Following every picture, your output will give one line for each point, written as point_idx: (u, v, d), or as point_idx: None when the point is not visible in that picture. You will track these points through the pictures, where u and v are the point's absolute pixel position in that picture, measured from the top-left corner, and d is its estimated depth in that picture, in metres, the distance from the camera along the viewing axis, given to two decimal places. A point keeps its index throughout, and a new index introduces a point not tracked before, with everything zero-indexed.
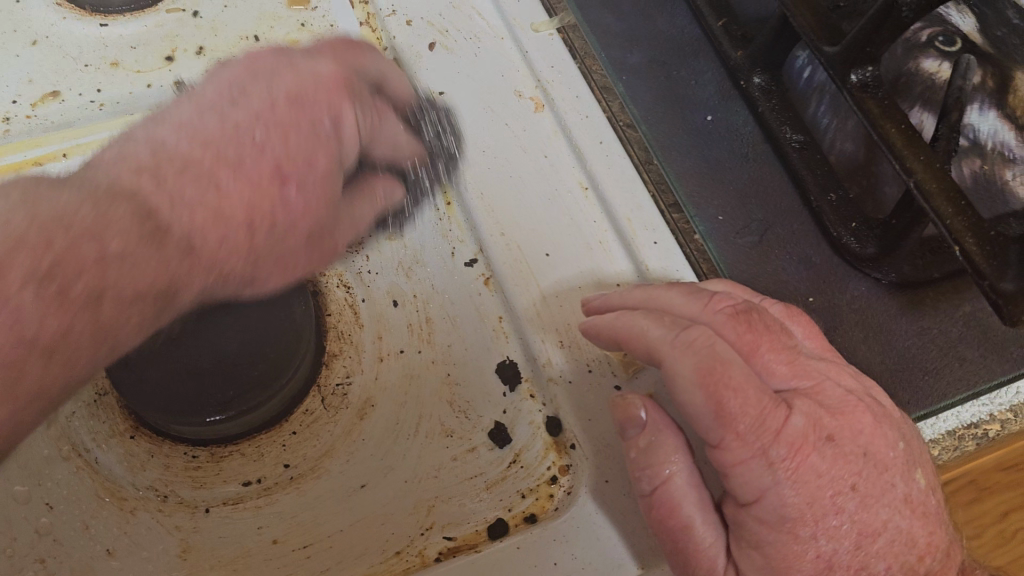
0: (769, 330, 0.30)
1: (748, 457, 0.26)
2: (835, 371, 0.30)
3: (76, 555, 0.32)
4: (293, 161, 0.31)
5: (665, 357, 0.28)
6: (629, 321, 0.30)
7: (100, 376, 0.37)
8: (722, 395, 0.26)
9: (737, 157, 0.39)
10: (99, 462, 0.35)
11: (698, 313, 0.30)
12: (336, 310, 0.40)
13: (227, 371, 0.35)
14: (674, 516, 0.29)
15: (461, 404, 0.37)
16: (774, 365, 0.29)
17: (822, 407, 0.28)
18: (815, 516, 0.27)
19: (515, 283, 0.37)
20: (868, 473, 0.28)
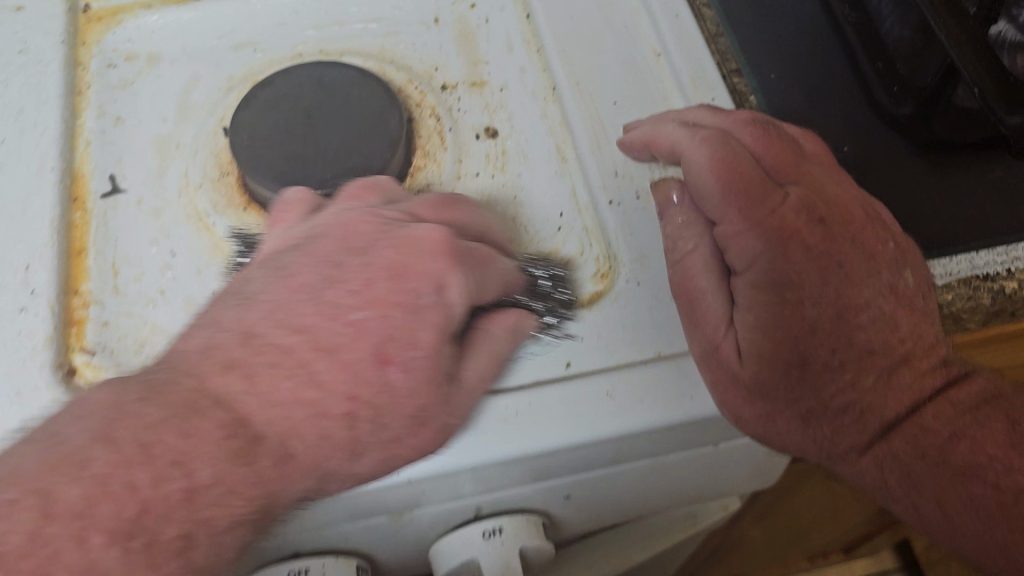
0: (779, 141, 0.38)
1: (745, 228, 0.36)
2: (841, 175, 0.38)
3: (188, 290, 0.39)
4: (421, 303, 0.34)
5: (685, 150, 0.36)
6: (659, 126, 0.39)
7: (226, 163, 0.43)
8: (732, 176, 0.36)
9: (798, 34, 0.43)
10: (217, 225, 0.41)
11: (720, 122, 0.38)
12: (426, 133, 0.44)
13: (332, 160, 0.41)
14: (692, 280, 0.36)
15: (522, 219, 0.41)
16: (777, 166, 0.37)
17: (819, 199, 0.37)
18: (800, 279, 0.35)
19: (584, 123, 0.43)
20: (853, 255, 0.36)
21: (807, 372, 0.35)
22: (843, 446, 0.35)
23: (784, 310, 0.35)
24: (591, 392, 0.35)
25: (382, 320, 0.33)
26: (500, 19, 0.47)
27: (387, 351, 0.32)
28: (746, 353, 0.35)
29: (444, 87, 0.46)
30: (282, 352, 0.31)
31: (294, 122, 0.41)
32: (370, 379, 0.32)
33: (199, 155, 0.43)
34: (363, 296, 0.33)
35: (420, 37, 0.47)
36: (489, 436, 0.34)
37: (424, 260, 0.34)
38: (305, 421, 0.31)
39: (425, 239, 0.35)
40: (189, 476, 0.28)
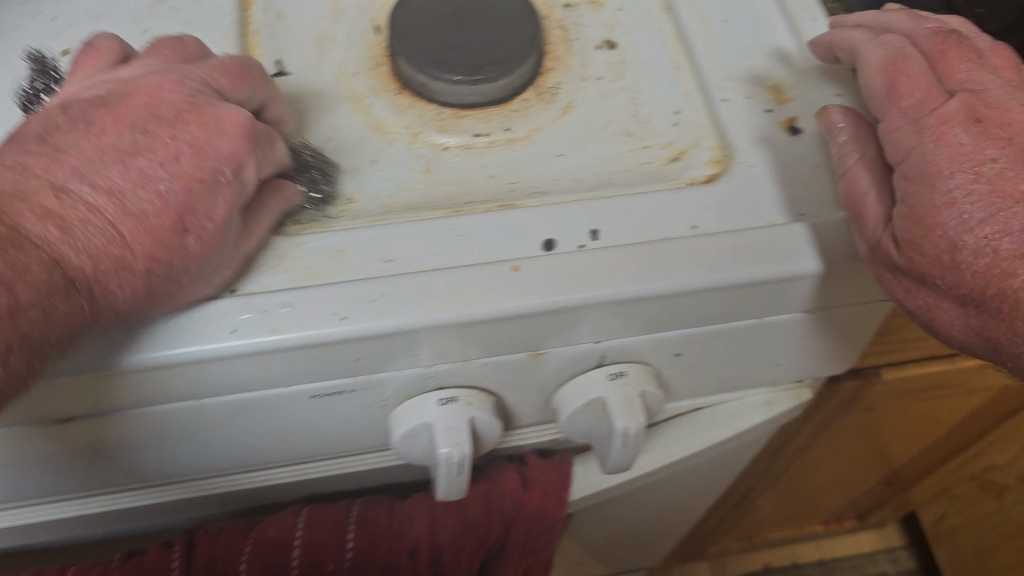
0: (960, 48, 0.42)
1: (903, 124, 0.40)
2: (1001, 86, 0.40)
3: (349, 158, 0.45)
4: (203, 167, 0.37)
5: (863, 51, 0.43)
6: (841, 34, 0.44)
7: (379, 55, 0.48)
8: (896, 76, 0.41)
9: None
10: (373, 106, 0.47)
11: (912, 28, 0.43)
12: (554, 41, 0.49)
13: (478, 47, 0.45)
14: (856, 180, 0.41)
15: (641, 117, 0.47)
16: (957, 70, 0.41)
17: (983, 102, 0.39)
18: (959, 170, 0.37)
19: (697, 34, 0.48)
20: (1011, 152, 0.37)
21: (962, 261, 0.37)
22: (1008, 335, 0.37)
23: (931, 198, 0.37)
24: (715, 244, 0.39)
25: (186, 192, 0.37)
26: None
27: (187, 216, 0.37)
28: (901, 240, 0.38)
29: (568, 5, 0.51)
30: (105, 214, 0.35)
31: (446, 13, 0.46)
32: (170, 242, 0.36)
33: (354, 48, 0.49)
34: (171, 169, 0.37)
35: None
36: (616, 278, 0.38)
37: (223, 141, 0.38)
38: (113, 266, 0.35)
39: (227, 119, 0.38)
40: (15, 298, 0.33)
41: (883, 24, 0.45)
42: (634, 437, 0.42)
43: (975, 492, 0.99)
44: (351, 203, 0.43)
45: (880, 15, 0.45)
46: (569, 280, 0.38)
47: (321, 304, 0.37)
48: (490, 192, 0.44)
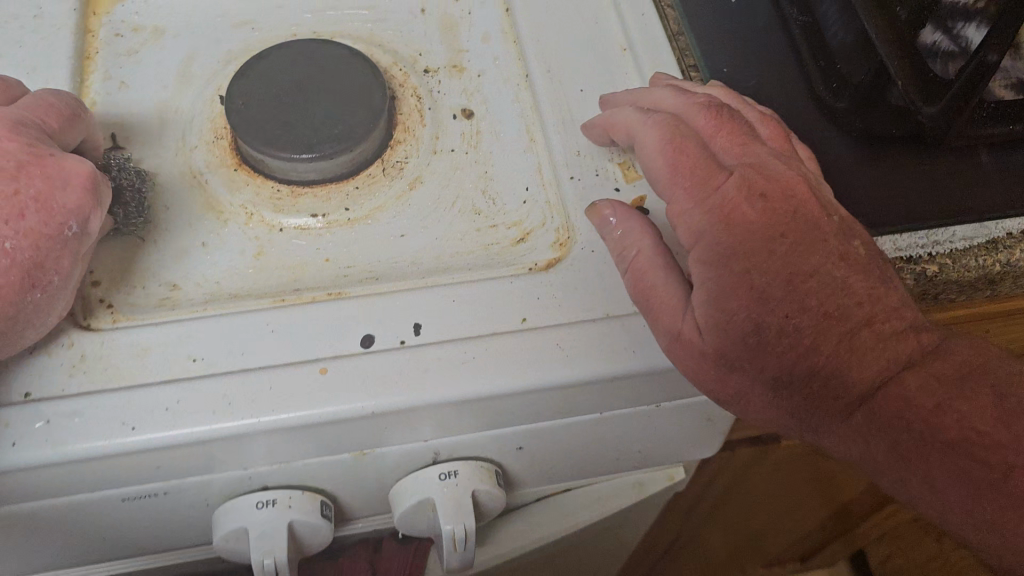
0: (727, 122, 0.42)
1: (689, 204, 0.39)
2: (776, 155, 0.41)
3: (179, 240, 0.43)
4: (49, 211, 0.35)
5: (636, 131, 0.41)
6: (612, 116, 0.42)
7: (220, 128, 0.46)
8: (676, 156, 0.40)
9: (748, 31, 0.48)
10: (209, 184, 0.45)
11: (678, 105, 0.42)
12: (406, 110, 0.47)
13: (314, 124, 0.44)
14: (647, 273, 0.39)
15: (491, 193, 0.45)
16: (727, 146, 0.41)
17: (761, 176, 0.40)
18: (746, 249, 0.38)
19: (550, 105, 0.46)
20: (799, 226, 0.39)
21: (772, 341, 0.38)
22: (826, 410, 0.38)
23: (735, 281, 0.38)
24: (541, 341, 0.38)
25: (34, 246, 0.35)
26: (481, 13, 0.51)
27: (36, 273, 0.35)
28: (705, 329, 0.38)
29: (426, 71, 0.49)
30: None
31: (284, 89, 0.45)
32: (14, 301, 0.34)
33: (196, 121, 0.47)
34: (18, 226, 0.34)
35: (407, 25, 0.51)
36: (439, 376, 0.37)
37: (69, 195, 0.36)
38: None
39: (72, 171, 0.37)
40: None
41: (650, 101, 0.43)
42: (463, 543, 0.39)
43: (918, 538, 0.96)
44: (175, 289, 0.41)
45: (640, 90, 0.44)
46: (391, 380, 0.36)
47: (113, 414, 0.35)
48: (321, 279, 0.42)
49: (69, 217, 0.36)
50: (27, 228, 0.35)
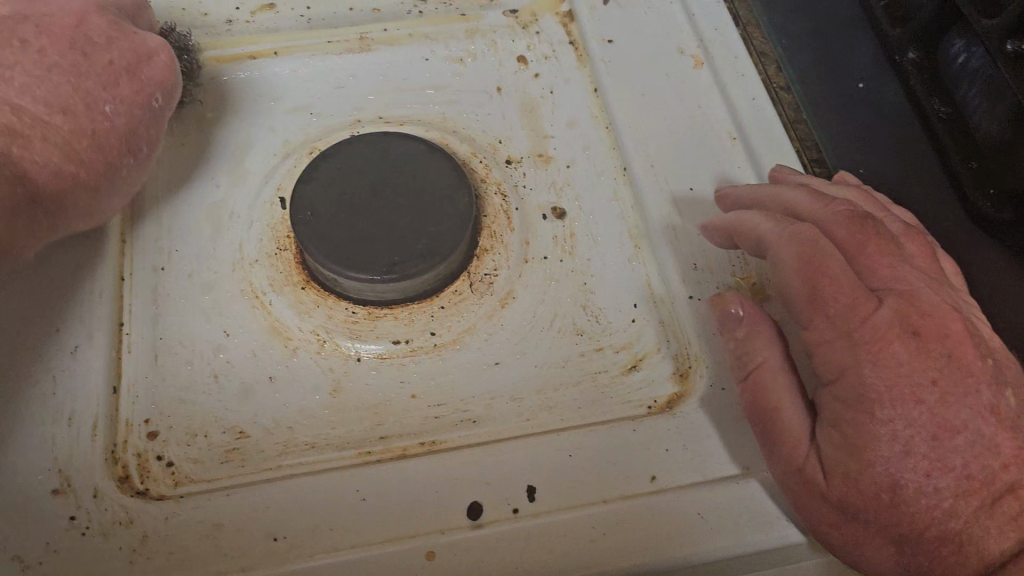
0: (881, 235, 0.31)
1: (832, 336, 0.30)
2: (930, 284, 0.31)
3: (243, 375, 0.37)
4: (128, 75, 0.39)
5: (770, 247, 0.33)
6: (739, 220, 0.34)
7: (284, 237, 0.41)
8: (817, 281, 0.31)
9: (868, 107, 0.41)
10: (274, 305, 0.39)
11: (820, 211, 0.33)
12: (492, 212, 0.42)
13: (395, 238, 0.38)
14: (765, 398, 0.32)
15: (593, 309, 0.40)
16: (877, 266, 0.31)
17: (915, 307, 0.30)
18: (892, 399, 0.29)
19: (656, 206, 0.41)
20: (949, 371, 0.29)
21: (899, 498, 0.28)
22: None
23: (861, 427, 0.29)
24: (678, 513, 0.32)
25: (128, 117, 0.39)
26: (565, 92, 0.46)
27: (128, 140, 0.39)
28: (828, 469, 0.30)
29: (509, 161, 0.44)
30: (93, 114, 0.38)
31: (358, 198, 0.39)
32: (105, 154, 0.38)
33: (254, 228, 0.41)
34: (114, 92, 0.39)
35: (483, 106, 0.46)
36: (564, 559, 0.31)
37: (155, 69, 0.40)
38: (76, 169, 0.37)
39: (154, 47, 0.41)
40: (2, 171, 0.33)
41: (781, 203, 0.34)
42: None
43: None
44: (242, 437, 0.36)
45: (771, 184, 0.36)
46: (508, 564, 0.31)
47: None
48: (409, 422, 0.36)
49: (153, 89, 0.40)
50: (101, 100, 0.38)
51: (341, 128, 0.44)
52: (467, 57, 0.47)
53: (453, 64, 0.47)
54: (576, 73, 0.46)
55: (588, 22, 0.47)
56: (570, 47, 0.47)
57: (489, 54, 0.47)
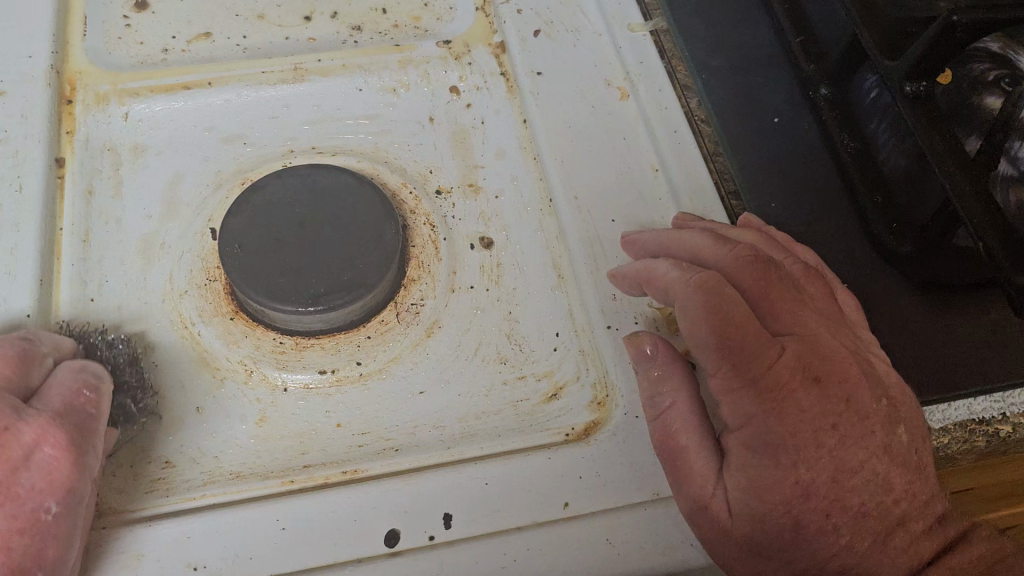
0: (780, 281, 0.34)
1: (740, 385, 0.32)
2: (831, 324, 0.34)
3: (172, 406, 0.38)
4: (10, 489, 0.30)
5: (677, 295, 0.33)
6: (648, 270, 0.35)
7: (214, 267, 0.42)
8: (724, 330, 0.32)
9: (782, 140, 0.43)
10: (203, 334, 0.40)
11: (722, 258, 0.34)
12: (421, 242, 0.43)
13: (321, 272, 0.39)
14: (677, 438, 0.33)
15: (517, 338, 0.41)
16: (779, 313, 0.33)
17: (816, 354, 0.32)
18: (797, 446, 0.31)
19: (580, 238, 0.42)
20: (850, 416, 0.32)
21: (802, 536, 0.31)
22: None
23: (771, 473, 0.31)
24: (587, 539, 0.34)
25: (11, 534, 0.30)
26: (496, 124, 0.47)
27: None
28: (736, 512, 0.32)
29: (439, 192, 0.45)
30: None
31: (283, 232, 0.40)
32: None
33: (184, 258, 0.42)
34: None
35: (415, 136, 0.47)
36: None
37: (37, 474, 0.31)
38: None
39: (43, 438, 0.31)
40: None
41: (685, 249, 0.35)
42: None
43: None
44: (170, 467, 0.36)
45: (677, 227, 0.36)
46: None
47: None
48: (333, 451, 0.37)
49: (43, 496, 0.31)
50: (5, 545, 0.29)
51: (274, 159, 0.45)
52: (400, 88, 0.48)
53: (386, 95, 0.48)
54: (505, 104, 0.48)
55: (518, 54, 0.48)
56: (502, 79, 0.48)
57: (422, 85, 0.48)
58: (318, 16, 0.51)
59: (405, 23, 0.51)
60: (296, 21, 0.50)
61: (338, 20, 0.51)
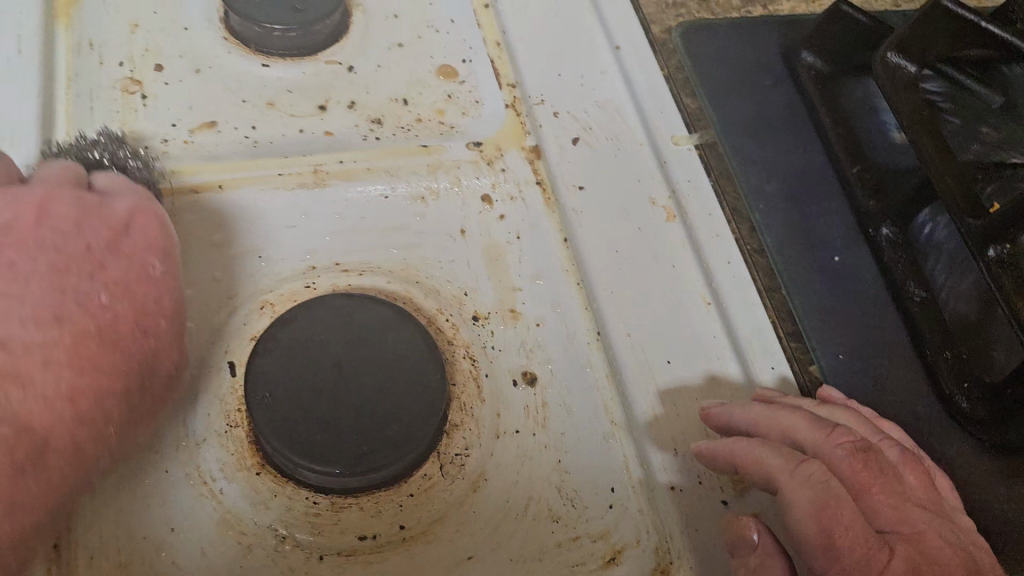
0: (883, 473, 0.32)
1: None
2: (931, 520, 0.31)
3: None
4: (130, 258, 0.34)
5: (781, 484, 0.31)
6: (750, 450, 0.33)
7: (234, 410, 0.37)
8: (832, 529, 0.29)
9: (841, 281, 0.41)
10: (225, 494, 0.35)
11: (821, 443, 0.33)
12: (461, 379, 0.40)
13: (364, 425, 0.36)
14: None
15: (569, 492, 0.37)
16: (879, 506, 0.31)
17: (924, 557, 0.30)
18: None
19: (635, 382, 0.39)
20: None
21: None
22: None
23: None
24: None
25: (135, 289, 0.33)
26: (533, 239, 0.44)
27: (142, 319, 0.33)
28: None
29: (476, 318, 0.42)
30: (111, 319, 0.32)
31: (323, 377, 0.36)
32: (144, 309, 0.33)
33: (197, 400, 0.37)
34: (104, 277, 0.32)
35: (446, 251, 0.43)
36: None
37: (135, 237, 0.34)
38: (78, 342, 0.30)
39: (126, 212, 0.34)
40: (76, 404, 0.30)
41: (781, 431, 0.34)
42: None
43: None
44: None
45: (766, 403, 0.35)
46: None
47: None
48: None
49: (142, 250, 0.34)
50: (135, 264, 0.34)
51: (293, 278, 0.41)
52: (429, 196, 0.44)
53: (414, 203, 0.44)
54: (543, 218, 0.44)
55: (556, 163, 0.45)
56: (538, 189, 0.45)
57: (453, 193, 0.44)
58: (334, 106, 0.47)
59: (428, 117, 0.47)
60: (311, 111, 0.46)
61: (357, 111, 0.47)
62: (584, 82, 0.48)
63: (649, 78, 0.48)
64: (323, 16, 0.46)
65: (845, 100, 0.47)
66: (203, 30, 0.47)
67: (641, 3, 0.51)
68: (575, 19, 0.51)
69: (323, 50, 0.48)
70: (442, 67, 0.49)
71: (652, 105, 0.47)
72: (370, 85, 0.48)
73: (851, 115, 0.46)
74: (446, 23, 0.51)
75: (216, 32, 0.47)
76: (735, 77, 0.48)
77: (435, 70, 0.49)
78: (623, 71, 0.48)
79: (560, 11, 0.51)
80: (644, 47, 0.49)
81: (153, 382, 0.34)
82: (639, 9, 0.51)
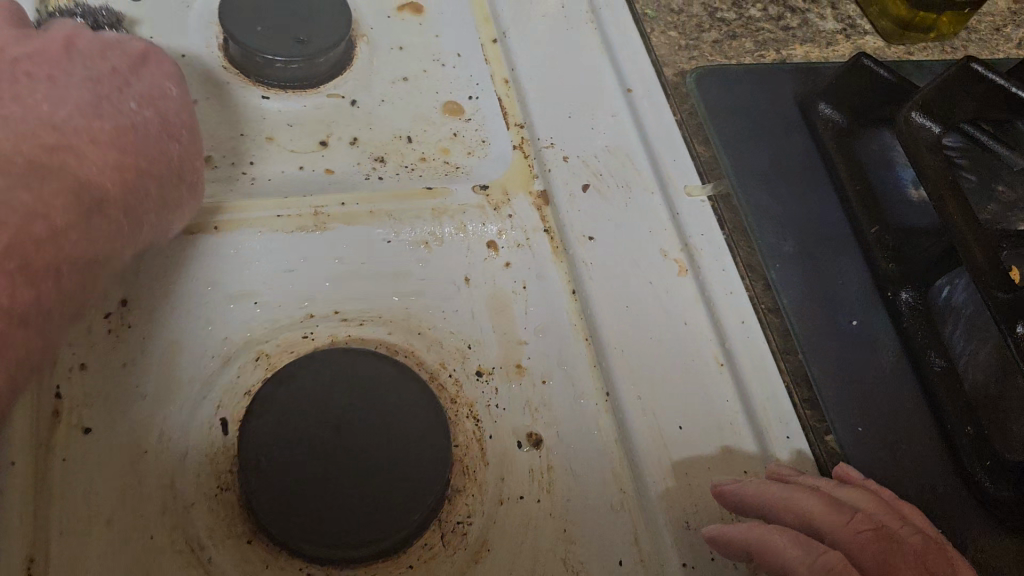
0: (908, 563, 0.30)
1: None
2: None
3: None
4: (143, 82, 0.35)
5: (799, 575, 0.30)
6: (764, 535, 0.32)
7: (226, 471, 0.35)
8: None
9: (858, 348, 0.40)
10: (211, 563, 0.33)
11: (839, 530, 0.31)
12: (464, 441, 0.38)
13: (365, 493, 0.34)
14: None
15: (576, 565, 0.35)
16: None
17: None
18: None
19: (645, 448, 0.37)
20: None
21: None
22: None
23: None
24: None
25: (158, 102, 0.35)
26: (539, 291, 0.42)
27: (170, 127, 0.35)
28: None
29: (480, 374, 0.40)
30: (138, 132, 0.33)
31: (320, 441, 0.34)
32: (169, 109, 0.35)
33: (190, 458, 0.35)
34: (132, 95, 0.34)
35: (449, 300, 0.41)
36: None
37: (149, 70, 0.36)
38: (108, 79, 0.34)
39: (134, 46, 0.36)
40: (126, 142, 0.32)
41: (798, 516, 0.32)
42: None
43: None
44: None
45: (778, 484, 0.34)
46: None
47: None
48: None
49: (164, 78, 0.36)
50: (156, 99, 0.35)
51: (290, 328, 0.39)
52: (433, 241, 0.42)
53: (416, 249, 0.42)
54: (551, 268, 0.43)
55: (565, 210, 0.43)
56: (546, 237, 0.43)
57: (458, 239, 0.43)
58: (336, 142, 0.45)
59: (432, 156, 0.46)
60: (311, 147, 0.44)
61: (359, 148, 0.45)
62: (594, 126, 0.47)
63: (661, 124, 0.46)
64: (330, 51, 0.45)
65: (861, 154, 0.45)
66: (200, 57, 0.45)
67: (654, 43, 0.50)
68: (586, 58, 0.49)
69: (326, 84, 0.47)
70: (447, 104, 0.48)
71: (665, 151, 0.45)
72: (373, 120, 0.46)
73: (866, 169, 0.45)
74: (453, 58, 0.50)
75: (214, 60, 0.45)
76: (749, 126, 0.46)
77: (441, 107, 0.48)
78: (635, 115, 0.47)
79: (570, 48, 0.49)
80: (657, 90, 0.47)
81: (177, 151, 0.35)
82: (652, 49, 0.49)
